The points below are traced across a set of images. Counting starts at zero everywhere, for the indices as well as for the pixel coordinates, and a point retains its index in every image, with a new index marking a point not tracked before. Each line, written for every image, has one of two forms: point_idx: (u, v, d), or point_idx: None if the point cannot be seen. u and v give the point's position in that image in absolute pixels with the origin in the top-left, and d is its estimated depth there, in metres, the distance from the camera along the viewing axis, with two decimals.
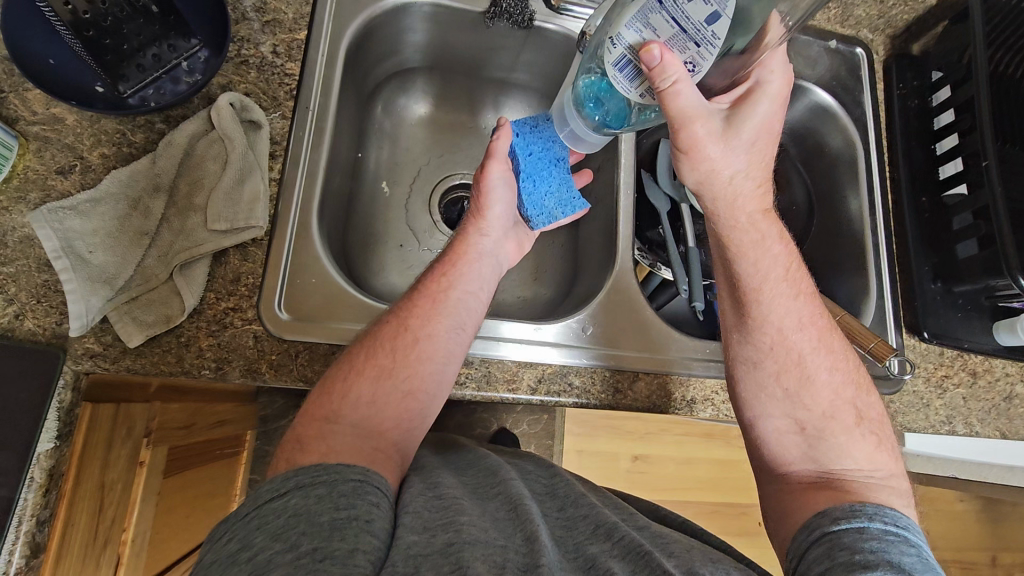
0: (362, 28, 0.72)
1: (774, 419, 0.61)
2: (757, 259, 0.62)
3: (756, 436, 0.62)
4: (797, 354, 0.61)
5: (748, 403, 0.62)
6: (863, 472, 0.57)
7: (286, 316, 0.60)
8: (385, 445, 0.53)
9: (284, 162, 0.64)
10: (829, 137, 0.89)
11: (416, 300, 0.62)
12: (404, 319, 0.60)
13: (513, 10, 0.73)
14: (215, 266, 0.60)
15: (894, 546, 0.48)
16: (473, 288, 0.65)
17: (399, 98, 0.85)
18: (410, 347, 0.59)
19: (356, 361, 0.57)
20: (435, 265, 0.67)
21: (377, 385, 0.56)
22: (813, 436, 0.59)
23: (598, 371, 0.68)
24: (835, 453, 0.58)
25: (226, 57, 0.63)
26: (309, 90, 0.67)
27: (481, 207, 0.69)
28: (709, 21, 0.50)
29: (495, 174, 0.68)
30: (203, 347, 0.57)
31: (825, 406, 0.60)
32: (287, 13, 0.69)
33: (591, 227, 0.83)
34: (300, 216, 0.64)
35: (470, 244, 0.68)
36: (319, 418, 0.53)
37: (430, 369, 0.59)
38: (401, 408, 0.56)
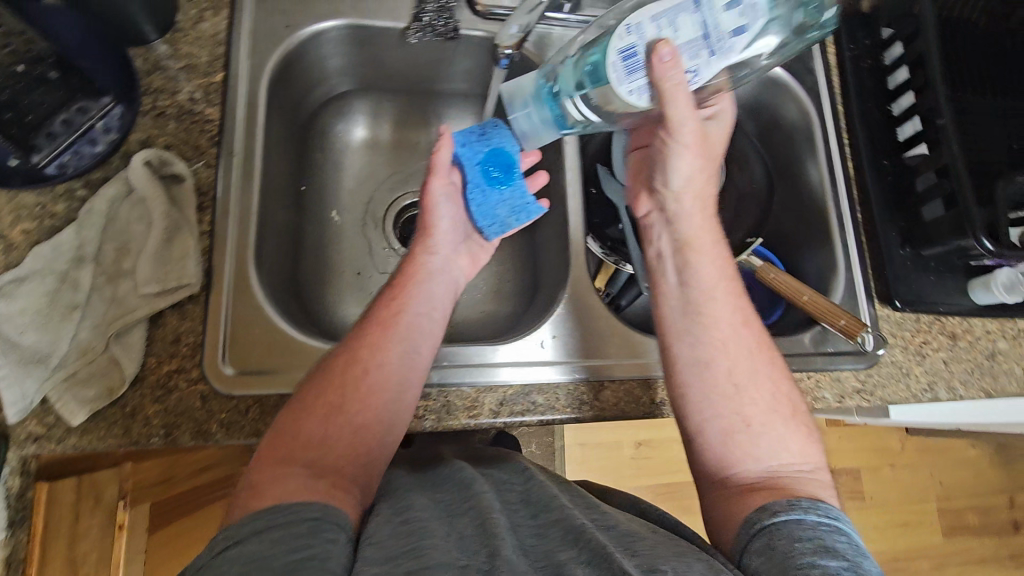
0: (283, 60, 0.69)
1: (717, 419, 0.58)
2: (711, 260, 0.62)
3: (703, 441, 0.58)
4: (746, 350, 0.60)
5: (696, 405, 0.58)
6: (795, 465, 0.56)
7: (231, 371, 0.59)
8: (343, 482, 0.51)
9: (214, 213, 0.62)
10: (785, 109, 0.86)
11: (366, 334, 0.60)
12: (355, 351, 0.58)
13: (436, 22, 0.71)
14: (153, 329, 0.58)
15: (829, 536, 0.48)
16: (425, 309, 0.64)
17: (337, 123, 0.82)
18: (362, 381, 0.57)
19: (307, 399, 0.55)
20: (386, 288, 0.65)
21: (327, 423, 0.54)
22: (756, 432, 0.57)
23: (560, 386, 0.66)
24: (767, 450, 0.57)
25: (138, 108, 0.63)
26: (231, 132, 0.65)
27: (427, 225, 0.67)
28: (733, 33, 0.52)
29: (438, 190, 0.66)
30: (150, 415, 0.56)
31: (764, 396, 0.59)
32: (202, 55, 0.66)
33: (547, 230, 0.81)
34: (237, 262, 0.62)
35: (419, 264, 0.66)
36: (272, 462, 0.51)
37: (384, 400, 0.57)
38: (354, 441, 0.55)
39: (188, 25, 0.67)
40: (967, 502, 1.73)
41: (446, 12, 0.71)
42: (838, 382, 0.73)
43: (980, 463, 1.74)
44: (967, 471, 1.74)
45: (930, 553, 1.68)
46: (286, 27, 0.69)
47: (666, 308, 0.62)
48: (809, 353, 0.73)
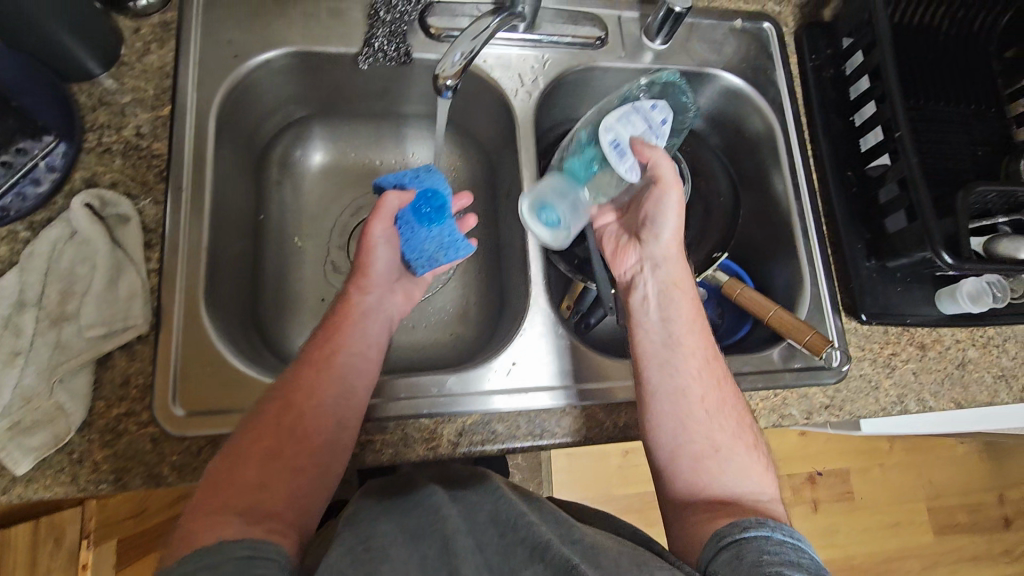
0: (233, 91, 0.68)
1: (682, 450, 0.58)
2: (686, 295, 0.64)
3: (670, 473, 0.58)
4: (716, 380, 0.61)
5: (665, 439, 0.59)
6: (756, 494, 0.56)
7: (181, 412, 0.58)
8: (279, 527, 0.50)
9: (162, 250, 0.61)
10: (748, 121, 0.85)
11: (299, 375, 0.59)
12: (289, 394, 0.58)
13: (386, 48, 0.71)
14: (100, 372, 0.57)
15: (795, 554, 0.47)
16: (360, 347, 0.63)
17: (295, 149, 0.81)
18: (297, 424, 0.56)
19: (242, 445, 0.54)
20: (319, 329, 0.65)
21: (265, 467, 0.53)
22: (722, 459, 0.58)
23: (521, 413, 0.65)
24: (727, 475, 0.57)
25: (76, 141, 0.61)
26: (179, 167, 0.63)
27: (364, 266, 0.68)
28: (663, 123, 0.70)
29: (380, 232, 0.67)
30: (97, 460, 0.55)
31: (721, 423, 0.59)
32: (148, 89, 0.65)
33: (511, 252, 0.80)
34: (187, 300, 0.61)
35: (353, 304, 0.66)
36: (205, 507, 0.49)
37: (320, 441, 0.56)
38: (290, 485, 0.53)
39: (134, 59, 0.66)
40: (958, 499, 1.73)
41: (397, 37, 0.71)
42: (806, 399, 0.72)
43: (969, 460, 1.74)
44: (956, 468, 1.74)
45: (922, 551, 1.68)
46: (234, 57, 0.68)
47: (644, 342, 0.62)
48: (777, 370, 0.72)
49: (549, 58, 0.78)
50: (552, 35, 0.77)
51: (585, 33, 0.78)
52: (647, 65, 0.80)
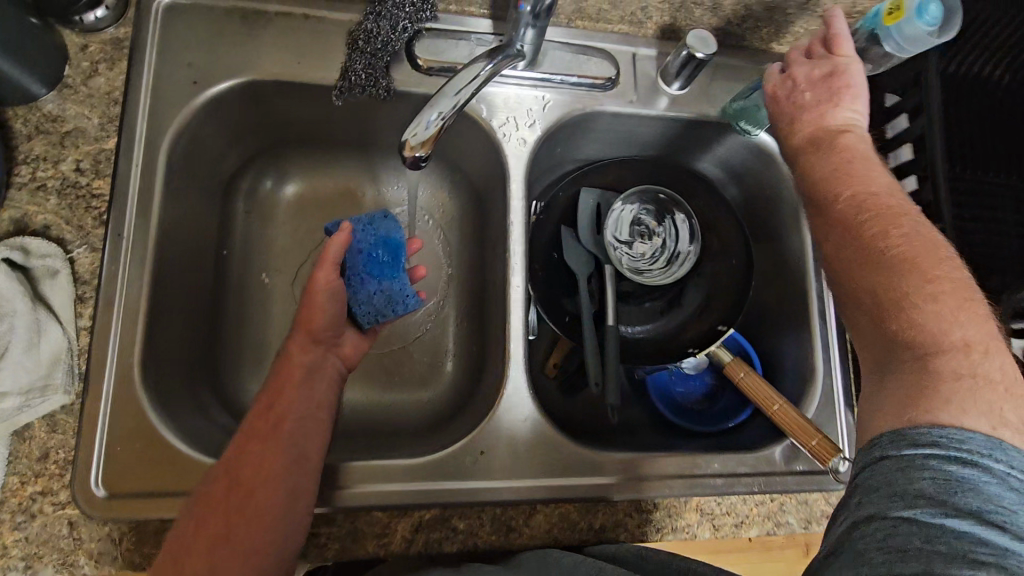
0: (189, 122, 0.61)
1: (886, 258, 0.46)
2: (840, 180, 0.53)
3: (897, 318, 0.44)
4: (899, 255, 0.46)
5: (864, 289, 0.47)
6: (959, 351, 0.41)
7: (104, 493, 0.52)
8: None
9: (95, 305, 0.55)
10: (768, 179, 0.76)
11: (246, 446, 0.51)
12: (234, 466, 0.50)
13: (363, 82, 0.62)
14: (17, 443, 0.52)
15: (909, 478, 0.37)
16: (308, 409, 0.56)
17: (264, 177, 0.74)
18: (248, 500, 0.49)
19: (187, 534, 0.47)
20: (264, 387, 0.57)
21: (215, 554, 0.46)
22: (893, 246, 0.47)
23: (486, 509, 0.58)
24: (916, 290, 0.44)
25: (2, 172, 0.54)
26: (120, 209, 0.56)
27: (310, 320, 0.61)
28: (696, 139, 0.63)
29: (324, 279, 0.61)
30: (7, 544, 0.50)
31: (880, 275, 0.46)
32: (92, 117, 0.58)
33: (493, 310, 0.72)
34: (119, 365, 0.54)
35: (300, 361, 0.59)
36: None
37: (274, 520, 0.49)
38: (244, 572, 0.46)
39: (80, 81, 0.59)
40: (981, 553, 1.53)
41: (376, 70, 0.62)
42: (806, 506, 0.65)
43: None
44: None
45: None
46: (192, 83, 0.61)
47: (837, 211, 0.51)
48: (776, 473, 0.64)
49: (550, 100, 0.70)
50: (554, 74, 0.69)
51: (593, 72, 0.70)
52: (659, 112, 0.72)
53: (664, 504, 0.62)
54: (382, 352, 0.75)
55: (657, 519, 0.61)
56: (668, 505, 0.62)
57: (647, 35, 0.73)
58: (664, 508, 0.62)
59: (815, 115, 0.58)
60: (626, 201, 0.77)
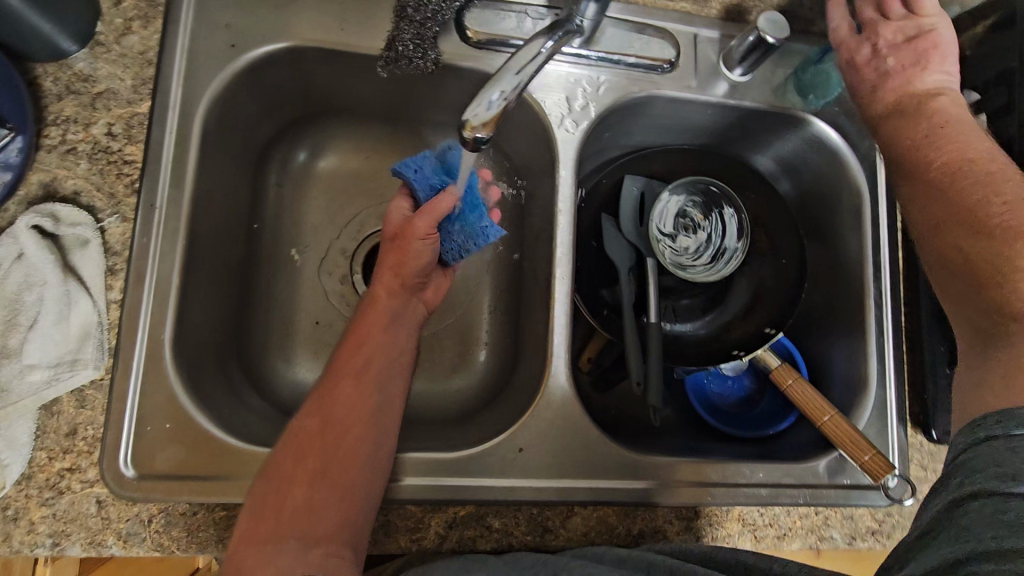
0: (227, 87, 0.57)
1: (993, 205, 0.47)
2: (930, 146, 0.54)
3: (994, 290, 0.44)
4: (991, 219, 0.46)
5: (960, 252, 0.47)
6: None
7: (132, 473, 0.50)
8: (338, 550, 0.46)
9: (126, 278, 0.52)
10: (826, 175, 0.72)
11: (336, 384, 0.53)
12: (326, 405, 0.52)
13: (412, 54, 0.59)
14: (45, 418, 0.50)
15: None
16: (394, 353, 0.58)
17: (298, 149, 0.71)
18: (341, 438, 0.51)
19: (283, 468, 0.48)
20: (345, 336, 0.58)
21: (313, 489, 0.48)
22: (998, 204, 0.46)
23: (523, 508, 0.56)
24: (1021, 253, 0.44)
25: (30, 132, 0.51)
26: (153, 179, 0.54)
27: (401, 266, 0.60)
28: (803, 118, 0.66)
29: (422, 232, 0.58)
30: (35, 520, 0.48)
31: (975, 240, 0.46)
32: (125, 79, 0.55)
33: (531, 299, 0.69)
34: (149, 342, 0.52)
35: (385, 308, 0.59)
36: (253, 540, 0.46)
37: (368, 455, 0.51)
38: (341, 507, 0.48)
39: (113, 39, 0.56)
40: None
41: (426, 42, 0.59)
42: (851, 521, 0.62)
43: None
44: None
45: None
46: (231, 46, 0.57)
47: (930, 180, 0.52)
48: (822, 485, 0.62)
49: (605, 82, 0.65)
50: (611, 54, 0.65)
51: (652, 53, 0.65)
52: (719, 98, 0.68)
53: (706, 512, 0.59)
54: None
55: (699, 526, 0.59)
56: (709, 513, 0.59)
57: (710, 16, 0.68)
58: (707, 516, 0.59)
59: (902, 80, 0.60)
60: (673, 192, 0.73)
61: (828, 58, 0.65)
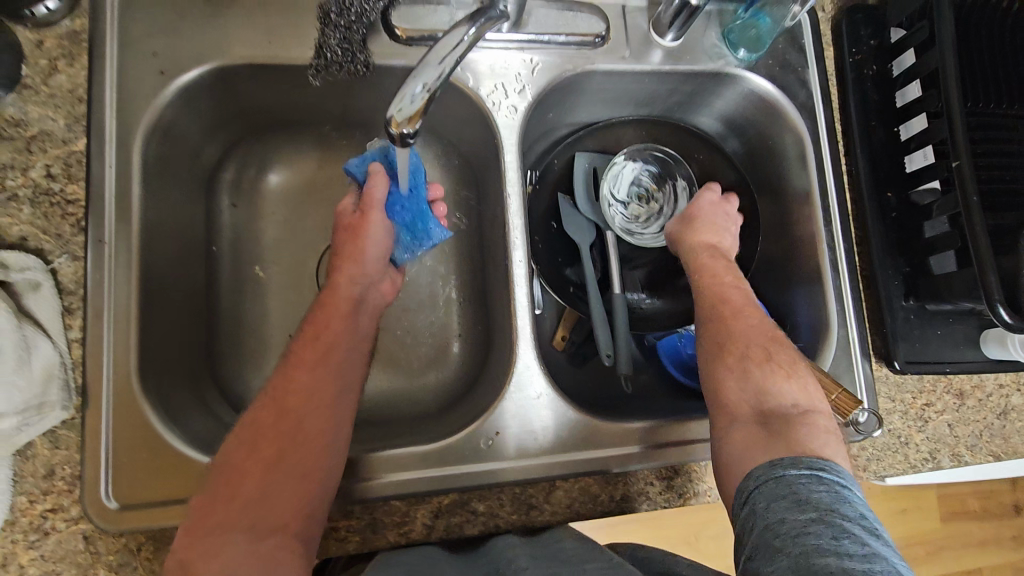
0: (161, 118, 0.58)
1: (754, 346, 0.58)
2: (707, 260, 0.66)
3: (726, 365, 0.58)
4: (731, 313, 0.61)
5: (721, 369, 0.58)
6: (790, 398, 0.54)
7: (116, 505, 0.51)
8: (286, 541, 0.47)
9: (85, 315, 0.53)
10: (768, 129, 0.73)
11: (294, 374, 0.56)
12: (283, 397, 0.54)
13: (341, 58, 0.60)
14: (20, 463, 0.50)
15: (797, 491, 0.45)
16: (351, 343, 0.60)
17: (246, 167, 0.71)
18: (297, 429, 0.53)
19: (239, 458, 0.50)
20: (304, 324, 0.60)
21: (266, 477, 0.50)
22: (740, 379, 0.56)
23: (506, 489, 0.58)
24: (741, 330, 0.59)
25: None
26: (99, 214, 0.54)
27: (357, 251, 0.62)
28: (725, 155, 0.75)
29: (367, 219, 0.62)
30: (23, 565, 0.49)
31: (717, 326, 0.61)
32: (58, 118, 0.55)
33: (495, 289, 0.70)
34: (117, 375, 0.53)
35: (343, 295, 0.61)
36: (203, 527, 0.47)
37: (323, 442, 0.53)
38: (297, 497, 0.50)
39: (40, 81, 0.55)
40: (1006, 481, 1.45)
41: (355, 45, 0.59)
42: None
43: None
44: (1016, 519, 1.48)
45: (959, 539, 1.43)
46: (161, 73, 0.57)
47: (712, 312, 0.62)
48: None
49: (539, 63, 0.66)
50: (541, 34, 0.65)
51: (582, 30, 0.66)
52: (654, 66, 0.69)
53: (685, 469, 0.61)
54: (386, 338, 0.74)
55: (679, 485, 0.61)
56: (689, 470, 0.61)
57: None
58: (686, 474, 0.61)
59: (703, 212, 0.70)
60: (631, 158, 0.75)
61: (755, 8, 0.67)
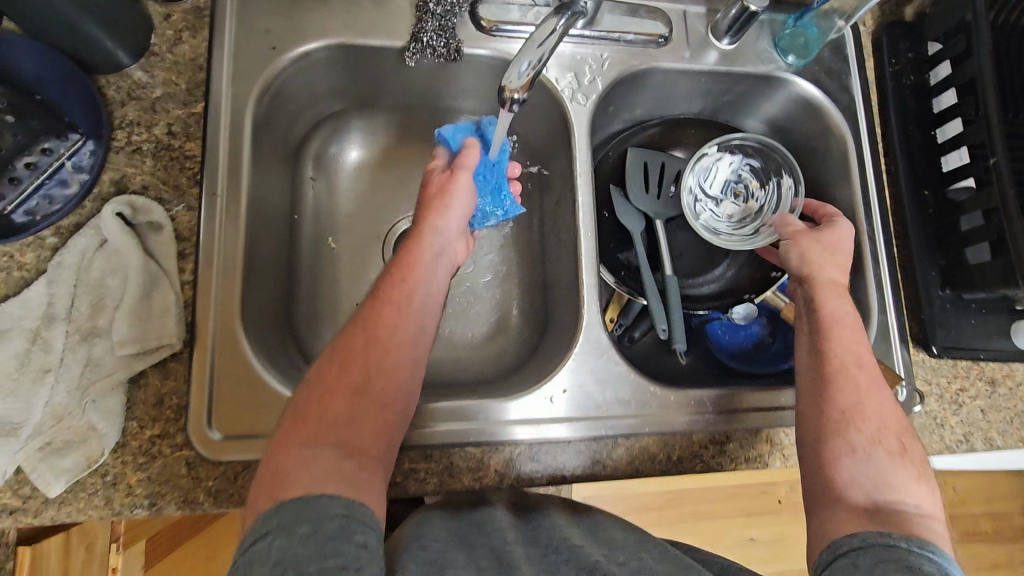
0: (269, 88, 0.63)
1: (882, 430, 0.54)
2: (839, 310, 0.61)
3: (842, 432, 0.54)
4: (859, 383, 0.56)
5: (836, 435, 0.54)
6: (911, 500, 0.51)
7: (218, 435, 0.55)
8: (368, 463, 0.48)
9: (196, 260, 0.57)
10: (814, 131, 0.79)
11: (381, 311, 0.57)
12: (370, 330, 0.55)
13: (435, 43, 0.65)
14: (133, 391, 0.54)
15: (913, 559, 0.44)
16: (430, 290, 0.62)
17: (329, 143, 0.76)
18: (383, 362, 0.54)
19: (326, 381, 0.52)
20: (387, 270, 0.62)
21: (353, 401, 0.51)
22: (864, 459, 0.53)
23: (572, 443, 0.61)
24: (864, 403, 0.55)
25: (103, 140, 0.56)
26: (212, 169, 0.59)
27: (444, 203, 0.67)
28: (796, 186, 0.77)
29: (468, 187, 0.68)
30: (132, 484, 0.53)
31: (843, 390, 0.56)
32: (180, 82, 0.61)
33: (557, 266, 0.74)
34: (222, 315, 0.57)
35: (425, 244, 0.64)
36: (292, 442, 0.47)
37: (401, 379, 0.54)
38: (379, 424, 0.51)
39: (165, 49, 0.61)
40: (1019, 504, 1.47)
41: (447, 32, 0.65)
42: None
43: None
44: None
45: (971, 559, 1.45)
46: (272, 48, 0.63)
47: (844, 370, 0.57)
48: None
49: (608, 58, 0.72)
50: (611, 32, 0.71)
51: (648, 31, 0.72)
52: (710, 66, 0.74)
53: (737, 436, 0.65)
54: (450, 309, 0.78)
55: (731, 450, 0.64)
56: (740, 437, 0.65)
57: None
58: (737, 440, 0.65)
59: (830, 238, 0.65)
60: (725, 152, 0.78)
61: (804, 19, 0.74)
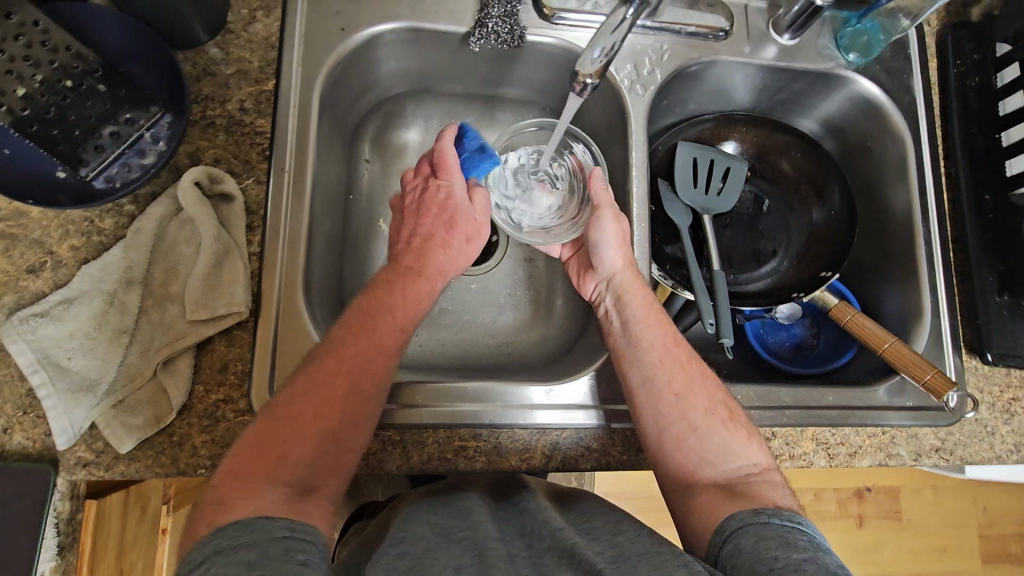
0: (334, 69, 0.65)
1: (714, 399, 0.56)
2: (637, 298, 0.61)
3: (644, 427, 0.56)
4: (679, 361, 0.58)
5: (658, 419, 0.55)
6: (743, 463, 0.53)
7: None
8: (316, 500, 0.46)
9: (263, 233, 0.59)
10: (870, 131, 0.78)
11: (357, 338, 0.53)
12: (344, 356, 0.52)
13: (501, 29, 0.66)
14: (200, 355, 0.56)
15: (788, 535, 0.45)
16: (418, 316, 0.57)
17: (384, 127, 0.78)
18: (351, 397, 0.50)
19: (291, 407, 0.48)
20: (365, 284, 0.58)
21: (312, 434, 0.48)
22: (704, 437, 0.54)
23: (619, 431, 0.62)
24: (683, 383, 0.57)
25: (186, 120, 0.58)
26: (281, 146, 0.61)
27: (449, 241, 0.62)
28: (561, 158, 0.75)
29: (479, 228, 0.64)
30: (197, 445, 0.54)
31: (664, 375, 0.57)
32: (252, 60, 0.63)
33: None
34: (285, 287, 0.59)
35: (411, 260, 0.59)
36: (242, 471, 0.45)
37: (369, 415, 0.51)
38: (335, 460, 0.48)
39: (240, 28, 0.63)
40: None
41: (511, 19, 0.65)
42: (916, 440, 0.67)
43: None
44: None
45: None
46: (341, 29, 0.64)
47: (619, 347, 0.60)
48: (881, 406, 0.67)
49: (667, 51, 0.72)
50: (672, 24, 0.71)
51: (709, 23, 0.72)
52: (769, 61, 0.74)
53: (781, 433, 0.65)
54: (496, 295, 0.80)
55: (775, 447, 0.65)
56: (785, 434, 0.65)
57: None
58: (782, 437, 0.65)
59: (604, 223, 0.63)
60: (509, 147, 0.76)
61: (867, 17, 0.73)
